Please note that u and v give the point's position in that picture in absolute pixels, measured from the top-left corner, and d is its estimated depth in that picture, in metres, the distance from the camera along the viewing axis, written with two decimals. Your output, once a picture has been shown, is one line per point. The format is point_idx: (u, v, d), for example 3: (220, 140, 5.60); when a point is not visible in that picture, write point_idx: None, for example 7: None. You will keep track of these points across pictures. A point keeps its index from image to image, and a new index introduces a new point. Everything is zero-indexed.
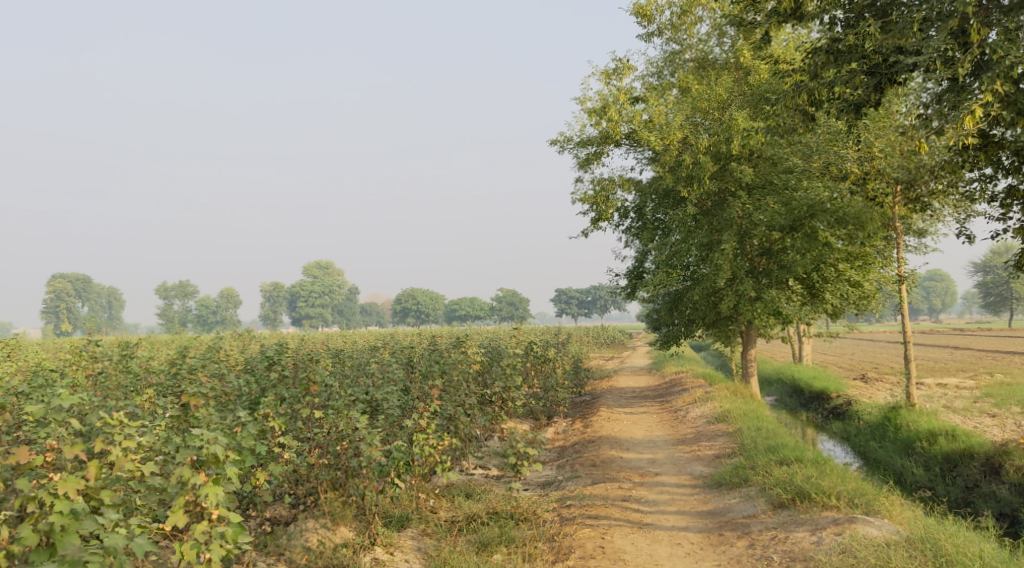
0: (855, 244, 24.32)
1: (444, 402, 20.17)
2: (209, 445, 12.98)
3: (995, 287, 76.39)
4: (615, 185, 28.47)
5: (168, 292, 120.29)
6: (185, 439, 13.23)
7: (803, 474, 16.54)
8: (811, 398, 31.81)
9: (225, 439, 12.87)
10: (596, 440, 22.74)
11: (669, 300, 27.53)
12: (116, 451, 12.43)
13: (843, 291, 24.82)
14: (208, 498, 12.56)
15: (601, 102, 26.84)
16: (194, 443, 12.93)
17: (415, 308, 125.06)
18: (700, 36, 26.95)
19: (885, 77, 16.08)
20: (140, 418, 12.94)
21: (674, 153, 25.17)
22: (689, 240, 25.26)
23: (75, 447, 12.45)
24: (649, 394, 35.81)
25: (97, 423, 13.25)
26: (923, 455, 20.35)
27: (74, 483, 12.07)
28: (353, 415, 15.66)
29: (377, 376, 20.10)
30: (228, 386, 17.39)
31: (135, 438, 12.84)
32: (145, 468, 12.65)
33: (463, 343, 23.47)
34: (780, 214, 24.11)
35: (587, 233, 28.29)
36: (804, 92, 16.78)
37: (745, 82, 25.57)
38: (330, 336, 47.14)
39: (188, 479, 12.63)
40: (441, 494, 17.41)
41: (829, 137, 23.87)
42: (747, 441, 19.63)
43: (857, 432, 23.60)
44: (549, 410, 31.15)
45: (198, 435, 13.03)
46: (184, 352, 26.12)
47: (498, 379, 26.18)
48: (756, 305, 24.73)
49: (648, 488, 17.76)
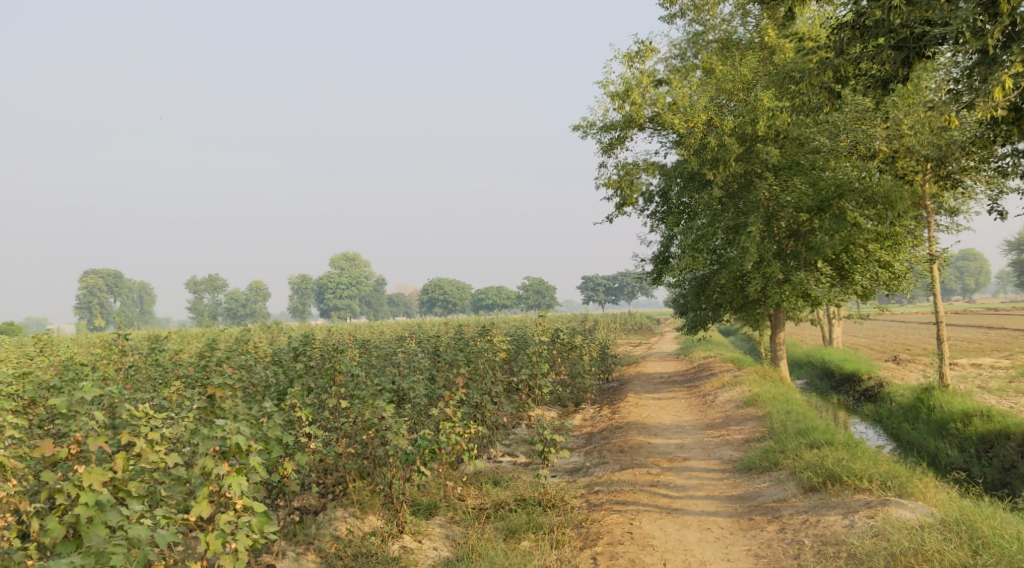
0: (885, 224, 23.92)
1: (471, 391, 20.16)
2: (232, 436, 12.95)
3: None
4: (640, 169, 28.24)
5: (198, 287, 121.18)
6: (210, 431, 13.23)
7: (834, 457, 16.31)
8: (843, 381, 31.49)
9: (248, 429, 12.84)
10: (624, 426, 22.58)
11: (696, 285, 27.27)
12: (140, 443, 12.49)
13: (873, 272, 24.51)
14: (232, 488, 12.53)
15: (624, 86, 26.60)
16: (218, 434, 12.93)
17: (443, 297, 125.23)
18: (723, 17, 26.62)
19: (913, 51, 15.63)
20: (165, 410, 12.96)
21: (699, 136, 24.91)
22: (715, 224, 25.02)
23: (100, 439, 12.51)
24: (677, 379, 35.67)
25: (123, 415, 13.29)
26: (958, 436, 20.02)
27: (98, 475, 12.12)
28: (379, 404, 15.58)
29: (403, 365, 20.06)
30: (255, 377, 17.42)
31: (159, 430, 12.85)
32: (170, 460, 12.65)
33: (489, 330, 23.40)
34: (807, 195, 23.84)
35: (612, 219, 28.09)
36: (829, 69, 16.57)
37: (770, 62, 25.27)
38: (359, 327, 47.28)
39: (212, 470, 12.65)
40: (469, 481, 17.32)
41: (857, 115, 23.33)
42: (777, 425, 19.40)
43: (889, 414, 23.30)
44: (577, 397, 31.47)
45: (221, 426, 13.00)
46: (215, 345, 26.26)
47: (525, 366, 26.09)
48: (784, 288, 24.50)
49: (677, 474, 17.60)
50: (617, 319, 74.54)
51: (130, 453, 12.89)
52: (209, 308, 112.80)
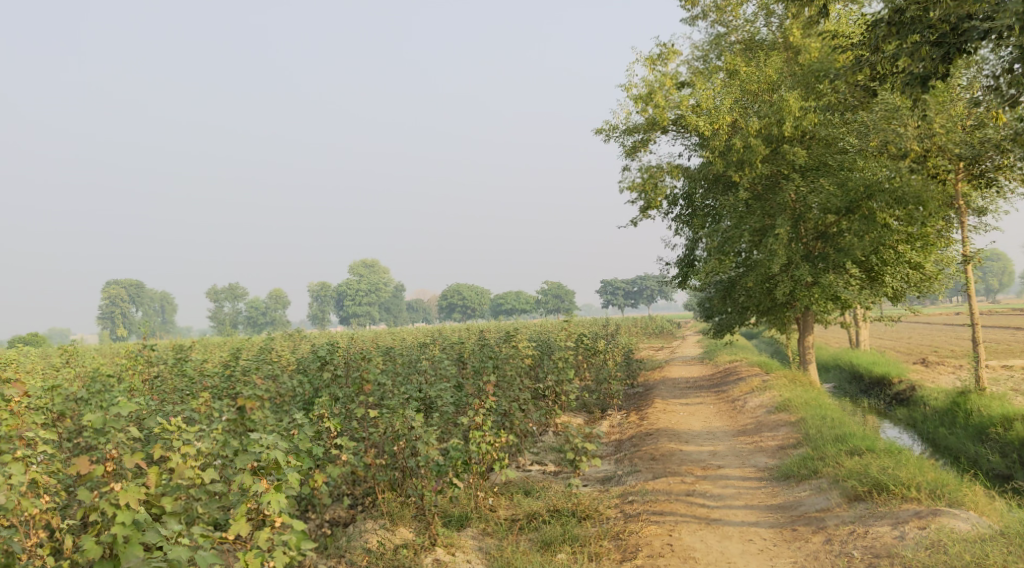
0: (915, 225, 23.44)
1: (499, 399, 19.91)
2: (268, 451, 12.73)
3: None
4: (663, 171, 27.91)
5: (218, 295, 121.50)
6: (242, 444, 13.07)
7: (879, 465, 15.93)
8: (872, 384, 31.06)
9: (285, 444, 12.61)
10: (654, 433, 22.23)
11: (722, 287, 26.93)
12: (176, 458, 12.25)
13: (904, 273, 24.09)
14: (270, 506, 12.29)
15: (647, 88, 26.29)
16: (254, 449, 12.71)
17: (461, 303, 125.20)
18: (746, 17, 26.28)
19: (954, 46, 15.27)
20: (198, 424, 12.74)
21: (724, 138, 24.60)
22: (741, 226, 24.60)
23: (135, 455, 12.28)
24: (703, 383, 35.29)
25: (154, 430, 13.06)
26: (999, 441, 19.70)
27: (136, 493, 11.90)
28: (409, 414, 15.33)
29: (429, 373, 19.80)
30: (282, 387, 17.20)
31: (194, 444, 12.62)
32: (206, 476, 12.37)
33: (515, 337, 23.11)
34: (835, 196, 23.49)
35: (636, 222, 27.75)
36: (866, 66, 16.28)
37: (796, 62, 24.96)
38: (379, 334, 47.09)
39: (250, 486, 12.42)
40: (500, 492, 17.05)
41: (886, 114, 22.77)
42: (813, 431, 19.04)
43: (924, 418, 22.89)
44: (602, 403, 31.01)
45: (257, 440, 12.76)
46: (238, 355, 26.06)
47: (551, 373, 25.81)
48: (813, 290, 24.11)
49: (712, 482, 17.25)
50: (636, 323, 74.13)
51: (164, 469, 12.64)
52: (229, 316, 113.07)
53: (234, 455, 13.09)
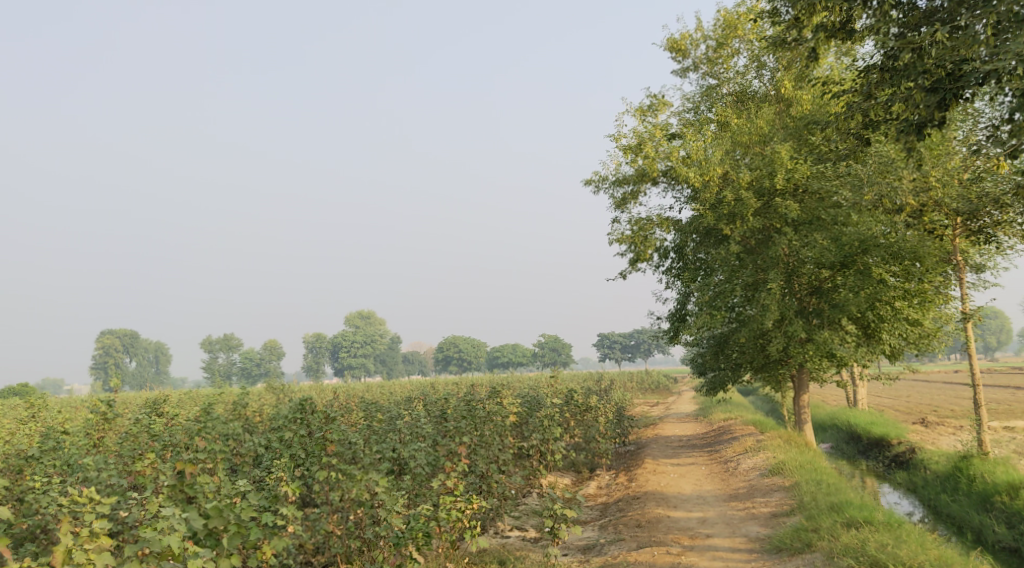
0: (912, 281, 22.53)
1: (477, 459, 18.87)
2: (168, 536, 12.25)
3: None
4: (654, 224, 27.09)
5: (214, 346, 120.35)
6: (164, 519, 12.55)
7: (877, 541, 15.07)
8: (869, 445, 29.94)
9: (176, 528, 12.14)
10: (641, 496, 21.13)
11: (715, 343, 25.86)
12: (67, 539, 12.02)
13: (901, 330, 22.97)
14: None
15: (637, 139, 25.54)
16: (153, 533, 12.25)
17: (458, 355, 124.11)
18: (738, 69, 25.61)
19: (950, 92, 14.42)
20: (111, 498, 12.57)
21: (715, 190, 23.81)
22: (733, 280, 23.65)
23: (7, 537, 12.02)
24: (697, 442, 34.04)
25: (63, 500, 12.77)
26: (1004, 510, 18.85)
27: None
28: (372, 480, 14.42)
29: (404, 431, 18.72)
30: (244, 447, 16.29)
31: (93, 522, 12.30)
32: (99, 561, 11.98)
33: (499, 392, 22.05)
34: (829, 251, 22.62)
35: (625, 276, 26.86)
36: (858, 113, 15.55)
37: (788, 115, 24.20)
38: (373, 387, 45.72)
39: None
40: (474, 563, 16.06)
41: (881, 168, 21.69)
42: (808, 498, 18.09)
43: (924, 483, 21.85)
44: (592, 462, 29.82)
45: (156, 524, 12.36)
46: (215, 409, 24.86)
47: (536, 430, 24.70)
48: (807, 347, 23.11)
49: (699, 554, 16.21)
50: (633, 378, 72.79)
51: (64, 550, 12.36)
52: (223, 367, 111.76)
53: (158, 531, 12.27)
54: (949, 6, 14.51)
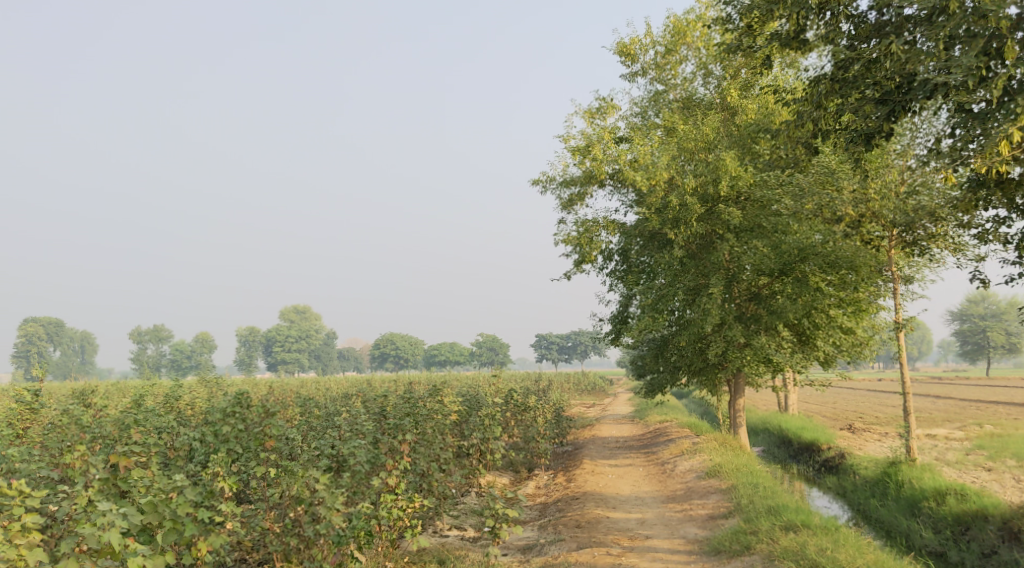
0: (847, 290, 22.99)
1: (418, 457, 18.78)
2: (105, 532, 11.96)
3: (971, 336, 74.10)
4: (599, 226, 27.21)
5: (142, 337, 118.08)
6: (101, 514, 12.25)
7: (815, 545, 15.34)
8: (800, 449, 30.43)
9: (114, 524, 11.85)
10: (580, 497, 21.19)
11: (655, 346, 26.02)
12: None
13: (836, 337, 23.56)
14: None
15: (585, 141, 25.64)
16: (90, 529, 11.94)
17: (394, 353, 123.55)
18: (685, 76, 25.85)
19: (899, 104, 14.67)
20: (43, 492, 12.21)
21: (660, 195, 23.93)
22: (675, 284, 23.85)
23: None
24: (634, 444, 34.30)
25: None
26: (931, 516, 19.26)
27: None
28: (313, 477, 14.24)
29: (344, 428, 18.46)
30: (178, 441, 15.93)
31: (26, 516, 11.94)
32: (32, 556, 11.64)
33: (440, 390, 21.94)
34: (768, 257, 22.83)
35: (570, 276, 26.92)
36: (808, 122, 15.70)
37: (732, 123, 24.44)
38: (304, 383, 45.14)
39: None
40: (413, 562, 16.00)
41: (822, 178, 22.01)
42: (745, 501, 18.35)
43: (853, 487, 22.26)
44: (530, 461, 29.85)
45: (93, 519, 12.06)
46: (148, 401, 24.36)
47: (477, 429, 24.63)
48: (745, 351, 23.30)
49: (639, 555, 16.31)
50: (570, 379, 72.94)
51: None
52: (153, 359, 109.71)
53: (94, 528, 11.97)
54: (897, 20, 14.71)
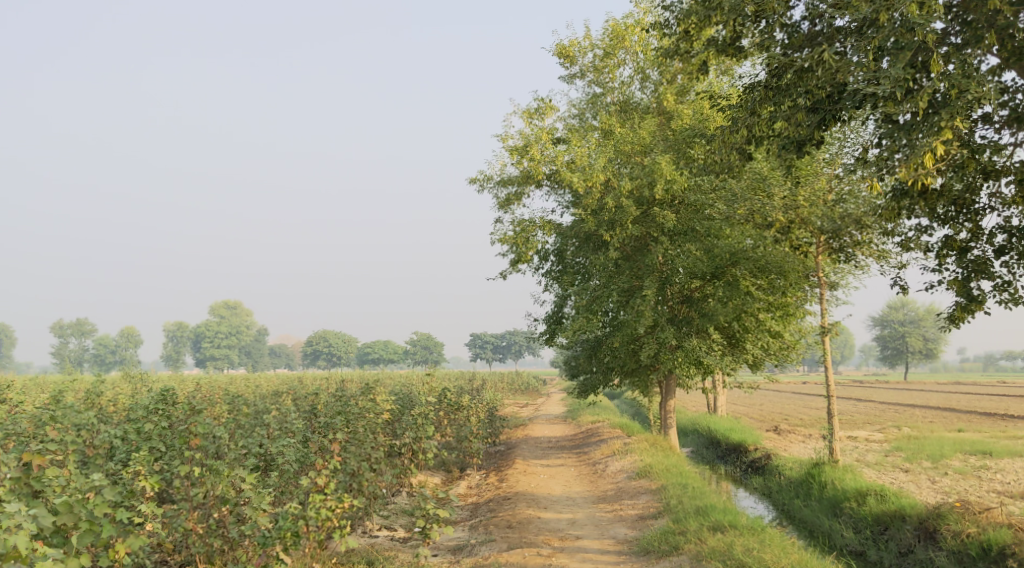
0: (775, 294, 23.38)
1: (348, 456, 18.61)
2: (14, 535, 11.58)
3: (892, 341, 75.93)
4: (536, 226, 27.26)
5: (66, 330, 115.31)
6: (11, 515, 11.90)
7: (741, 545, 15.57)
8: (728, 450, 30.83)
9: (23, 526, 11.50)
10: (512, 497, 21.20)
11: (589, 346, 26.15)
12: None
13: (764, 340, 24.00)
14: None
15: (523, 141, 25.66)
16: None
17: (327, 350, 122.47)
18: (622, 80, 26.02)
19: (830, 113, 15.14)
20: None
21: (596, 196, 24.02)
22: (610, 285, 23.97)
23: None
24: (566, 444, 34.43)
25: None
26: (852, 516, 19.65)
27: None
28: (239, 476, 14.02)
29: (273, 427, 18.51)
30: (99, 439, 15.55)
31: None
32: None
33: (373, 389, 21.76)
34: (701, 261, 23.17)
35: (506, 276, 26.92)
36: (742, 128, 15.95)
37: (668, 127, 24.68)
38: (232, 380, 44.42)
39: None
40: (340, 562, 15.87)
41: (754, 184, 22.17)
42: (674, 502, 18.55)
43: (779, 488, 22.63)
44: (462, 461, 29.80)
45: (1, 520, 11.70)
46: (71, 397, 23.77)
47: (409, 428, 24.49)
48: (676, 353, 23.45)
49: (569, 555, 16.38)
50: (503, 379, 72.99)
51: None
52: (76, 354, 107.19)
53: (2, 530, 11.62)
54: (829, 31, 14.98)
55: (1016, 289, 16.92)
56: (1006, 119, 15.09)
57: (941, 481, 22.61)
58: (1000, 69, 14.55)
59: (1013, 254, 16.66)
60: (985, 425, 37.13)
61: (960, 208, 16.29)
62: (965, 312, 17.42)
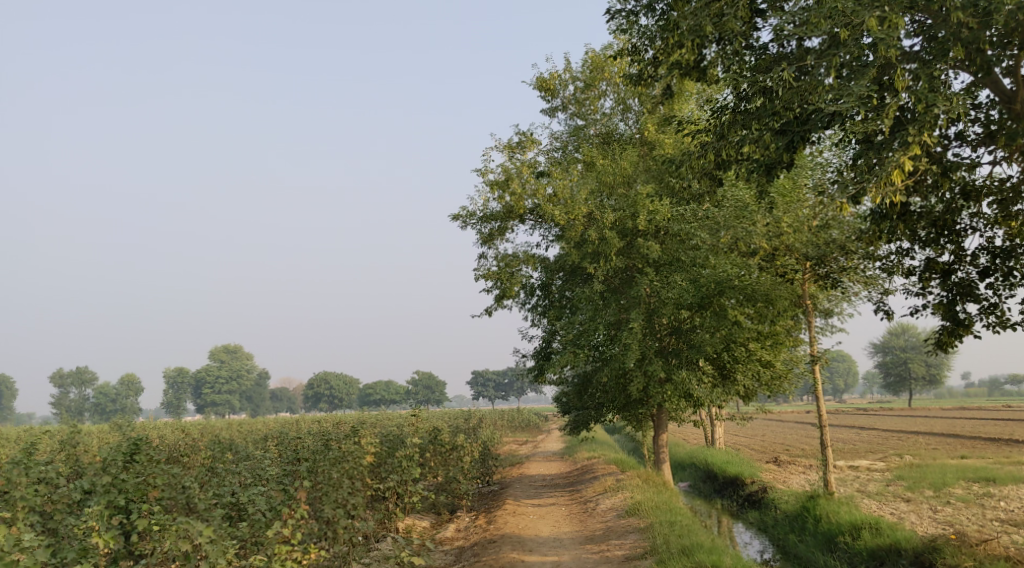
0: (765, 323, 22.84)
1: (324, 503, 18.04)
2: None
3: (893, 367, 75.23)
4: (520, 261, 26.81)
5: (66, 379, 114.76)
6: None
7: None
8: (725, 483, 30.10)
9: None
10: (497, 540, 20.58)
11: (579, 382, 25.55)
12: None
13: (755, 371, 23.30)
14: None
15: (504, 175, 25.17)
16: None
17: (329, 393, 121.57)
18: (604, 111, 25.65)
19: (798, 135, 14.70)
20: None
21: (579, 229, 23.50)
22: (596, 318, 23.38)
23: None
24: (560, 482, 33.74)
25: None
26: (847, 551, 19.00)
27: None
28: (197, 530, 13.55)
29: (246, 474, 17.71)
30: (59, 492, 15.08)
31: None
32: None
33: (358, 431, 21.13)
34: (688, 292, 22.50)
35: (492, 312, 26.40)
36: (711, 152, 15.61)
37: (651, 157, 24.34)
38: (228, 425, 43.82)
39: None
40: None
41: (736, 212, 21.89)
42: (660, 541, 18.00)
43: (774, 522, 22.00)
44: (453, 503, 29.10)
45: None
46: (45, 448, 23.17)
47: (394, 471, 23.90)
48: (665, 387, 22.92)
49: None
50: (503, 416, 72.19)
51: None
52: (75, 404, 106.43)
53: None
54: (796, 52, 14.61)
55: (1004, 311, 16.43)
56: (981, 137, 14.69)
57: (938, 511, 21.99)
58: (971, 84, 14.18)
59: (998, 275, 16.17)
60: (989, 450, 36.37)
61: (942, 229, 15.84)
62: (953, 337, 16.91)
